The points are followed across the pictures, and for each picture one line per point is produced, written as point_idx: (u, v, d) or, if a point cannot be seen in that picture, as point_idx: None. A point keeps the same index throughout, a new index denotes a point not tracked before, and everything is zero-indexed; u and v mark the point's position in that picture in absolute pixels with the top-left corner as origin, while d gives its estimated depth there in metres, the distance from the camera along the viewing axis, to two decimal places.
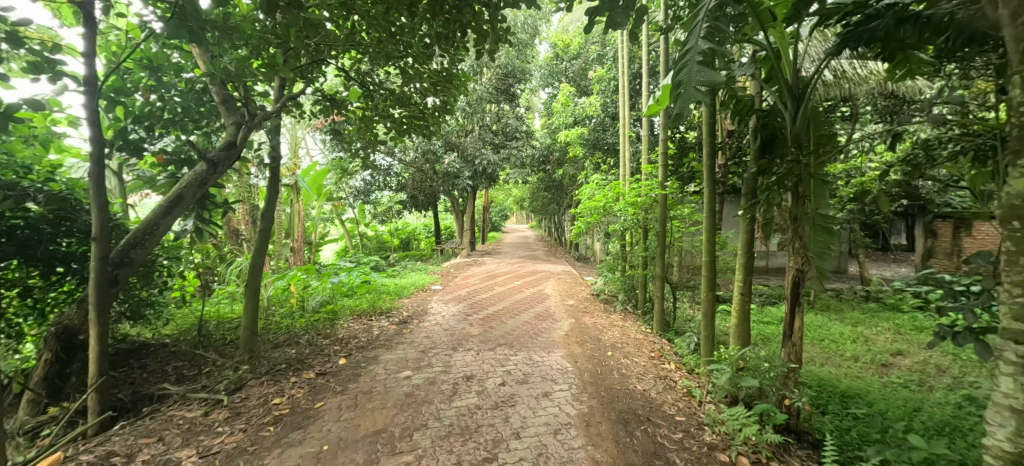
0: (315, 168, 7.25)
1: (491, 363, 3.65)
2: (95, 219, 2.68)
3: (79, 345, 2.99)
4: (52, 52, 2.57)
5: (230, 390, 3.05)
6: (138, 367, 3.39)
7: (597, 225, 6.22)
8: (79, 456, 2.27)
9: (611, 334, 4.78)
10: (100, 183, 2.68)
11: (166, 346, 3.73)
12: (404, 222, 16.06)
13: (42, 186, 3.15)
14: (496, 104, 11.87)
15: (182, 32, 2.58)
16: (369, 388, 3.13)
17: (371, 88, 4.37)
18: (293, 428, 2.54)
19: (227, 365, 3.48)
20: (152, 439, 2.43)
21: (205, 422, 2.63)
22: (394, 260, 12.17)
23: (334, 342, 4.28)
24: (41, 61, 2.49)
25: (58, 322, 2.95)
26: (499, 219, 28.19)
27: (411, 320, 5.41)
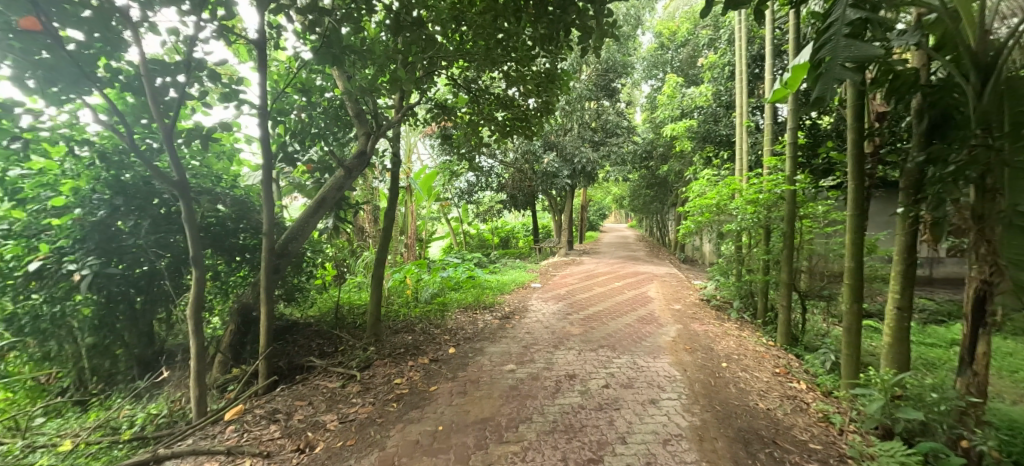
0: (426, 171, 7.87)
1: (594, 364, 3.60)
2: (266, 214, 3.24)
3: (252, 320, 3.67)
4: (236, 83, 3.17)
5: (361, 367, 3.48)
6: (292, 341, 4.04)
7: (709, 224, 5.74)
8: (254, 410, 2.79)
9: (725, 344, 4.38)
10: (269, 187, 3.24)
11: (311, 326, 4.38)
12: (504, 221, 16.60)
13: (229, 192, 4.00)
14: (596, 101, 11.65)
15: (328, 60, 2.99)
16: (477, 377, 3.32)
17: (478, 93, 4.61)
18: (413, 407, 2.80)
19: (358, 345, 3.97)
20: (304, 402, 2.88)
21: (343, 393, 3.03)
22: (495, 258, 12.67)
23: (444, 331, 4.62)
24: (230, 91, 3.09)
25: (239, 301, 3.65)
26: (596, 219, 27.70)
27: (513, 315, 5.59)
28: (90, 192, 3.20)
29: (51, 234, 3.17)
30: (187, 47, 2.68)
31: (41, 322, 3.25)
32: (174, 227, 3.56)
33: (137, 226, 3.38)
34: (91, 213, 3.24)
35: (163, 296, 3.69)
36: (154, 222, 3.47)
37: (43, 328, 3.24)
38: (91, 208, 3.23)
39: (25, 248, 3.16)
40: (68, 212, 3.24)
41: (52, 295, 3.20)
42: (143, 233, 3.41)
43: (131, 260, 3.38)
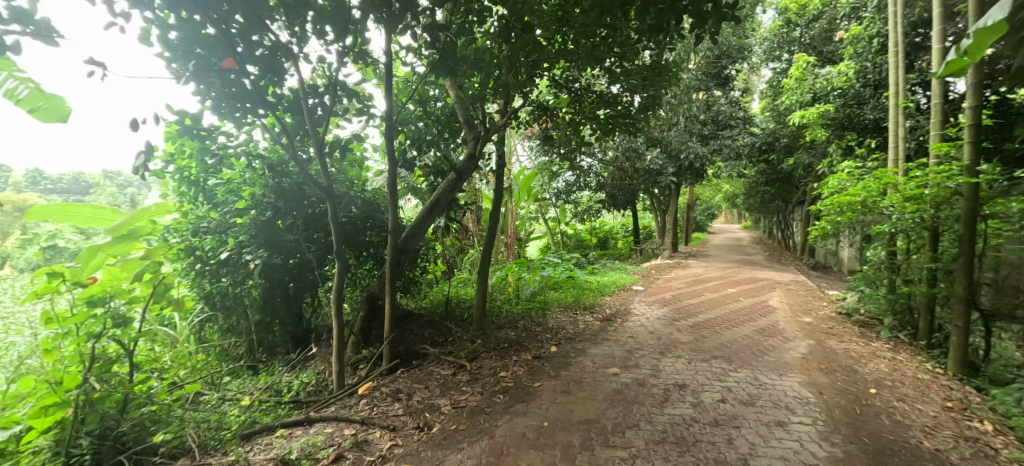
0: (525, 172, 8.05)
1: (708, 376, 3.34)
2: (391, 214, 3.62)
3: (378, 308, 4.13)
4: (368, 100, 3.59)
5: (469, 358, 3.69)
6: (410, 329, 4.46)
7: (851, 225, 4.92)
8: (381, 387, 3.14)
9: (873, 366, 3.72)
10: (394, 189, 3.60)
11: (426, 316, 4.79)
12: (602, 221, 16.24)
13: (361, 195, 4.55)
14: (706, 91, 10.77)
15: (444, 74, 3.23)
16: (580, 378, 3.30)
17: (581, 92, 4.55)
18: (518, 400, 2.90)
19: (466, 338, 4.23)
20: (422, 385, 3.16)
21: (455, 380, 3.26)
22: (593, 258, 12.45)
23: (545, 329, 4.69)
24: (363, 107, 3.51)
25: (368, 290, 4.14)
26: (704, 218, 25.66)
27: (614, 318, 5.45)
28: (261, 196, 3.89)
29: (235, 231, 3.93)
30: (332, 72, 3.11)
31: (227, 300, 4.06)
32: (320, 225, 4.17)
33: (294, 225, 4.03)
34: (262, 213, 3.93)
35: (311, 283, 4.35)
36: (306, 221, 4.10)
37: (229, 305, 4.07)
38: (263, 209, 3.93)
39: (218, 241, 3.94)
40: (246, 213, 3.98)
41: (235, 280, 3.96)
42: (298, 230, 4.05)
43: (290, 252, 4.04)
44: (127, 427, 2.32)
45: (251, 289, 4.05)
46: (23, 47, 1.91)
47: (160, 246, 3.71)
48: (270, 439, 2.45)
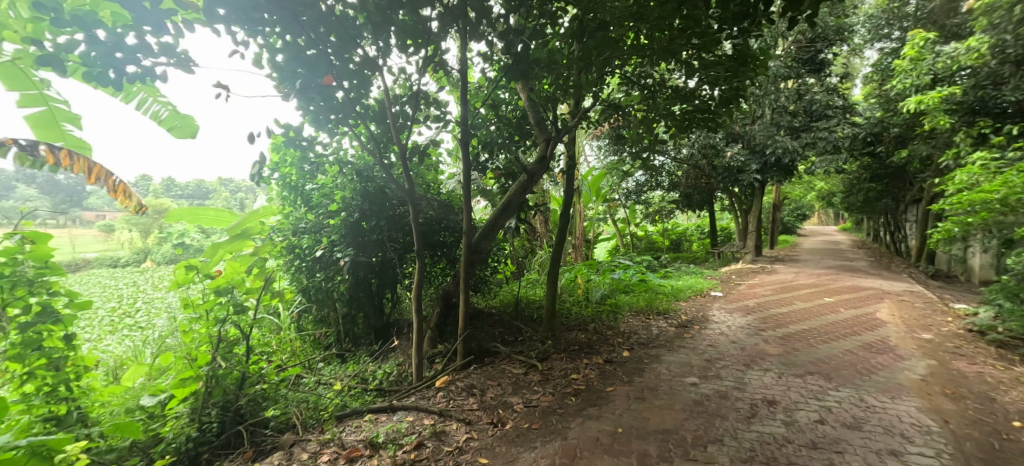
0: (594, 172, 7.91)
1: (802, 393, 3.04)
2: (465, 215, 3.76)
3: (452, 305, 4.30)
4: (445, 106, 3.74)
5: (539, 358, 3.70)
6: (481, 326, 4.58)
7: (985, 227, 4.19)
8: (456, 381, 3.27)
9: (1018, 395, 3.14)
10: (468, 191, 3.72)
11: (497, 315, 4.90)
12: (676, 222, 15.44)
13: (437, 197, 4.77)
14: (796, 78, 9.78)
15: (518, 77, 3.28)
16: (655, 385, 3.18)
17: (654, 87, 4.32)
18: (591, 404, 2.87)
19: (536, 338, 4.25)
20: (495, 382, 3.24)
21: (526, 379, 3.30)
22: (666, 261, 11.87)
23: (616, 333, 4.56)
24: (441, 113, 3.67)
25: (443, 288, 4.33)
26: (793, 219, 23.38)
27: (691, 324, 5.16)
28: (350, 199, 4.23)
29: (328, 231, 4.28)
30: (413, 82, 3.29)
31: (320, 293, 4.47)
32: (401, 225, 4.44)
33: (378, 226, 4.32)
34: (350, 215, 4.27)
35: (392, 279, 4.66)
36: (388, 222, 4.39)
37: (321, 297, 4.48)
38: (351, 211, 4.26)
39: (313, 240, 4.35)
40: (338, 215, 4.33)
41: (327, 275, 4.36)
42: (382, 230, 4.35)
43: (374, 251, 4.35)
44: (244, 401, 2.66)
45: (339, 284, 4.43)
46: (167, 74, 2.27)
47: (258, 244, 4.23)
48: (359, 422, 2.67)
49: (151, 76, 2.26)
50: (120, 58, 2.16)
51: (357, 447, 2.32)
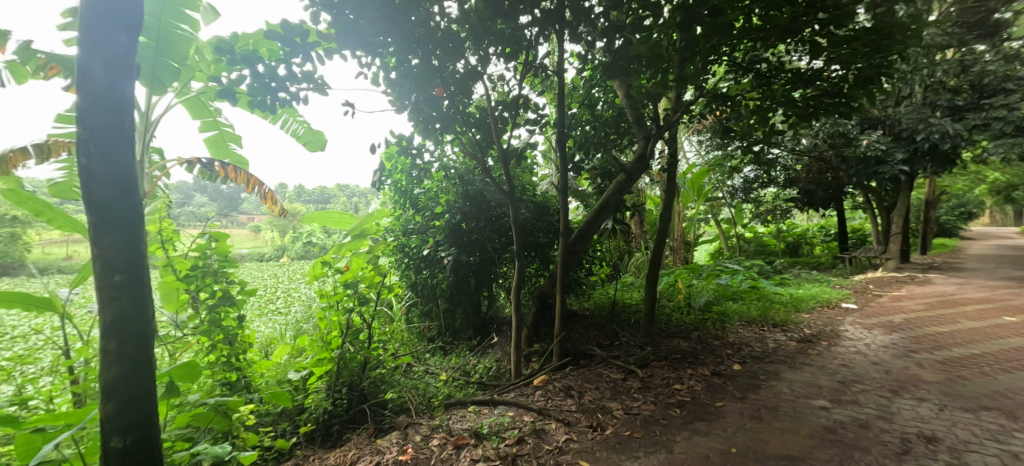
0: (695, 169, 7.40)
1: (975, 431, 2.50)
2: (561, 215, 3.76)
3: (548, 305, 4.35)
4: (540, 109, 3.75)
5: (639, 364, 3.55)
6: (576, 328, 4.54)
7: None
8: (553, 381, 3.29)
9: None
10: (564, 192, 3.72)
11: (592, 317, 4.81)
12: (793, 223, 13.70)
13: (534, 198, 4.83)
14: (959, 47, 8.05)
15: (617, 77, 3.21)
16: (775, 405, 2.86)
17: (770, 72, 3.70)
18: (698, 418, 2.69)
19: (634, 343, 4.09)
20: (592, 385, 3.20)
21: (625, 385, 3.21)
22: (782, 266, 10.57)
23: (725, 344, 4.20)
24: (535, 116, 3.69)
25: (539, 288, 4.39)
26: (953, 218, 19.29)
27: (816, 339, 4.54)
28: (453, 202, 4.49)
29: (434, 232, 4.60)
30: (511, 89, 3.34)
31: (425, 288, 4.83)
32: (499, 226, 4.61)
33: (477, 227, 4.54)
34: (453, 217, 4.53)
35: (490, 277, 4.87)
36: (487, 223, 4.58)
37: (426, 292, 4.83)
38: (453, 212, 4.53)
39: (421, 239, 4.71)
40: (442, 217, 4.62)
41: (433, 272, 4.69)
42: (481, 231, 4.55)
43: (475, 251, 4.57)
44: (367, 383, 2.99)
45: (442, 282, 4.74)
46: (307, 98, 2.65)
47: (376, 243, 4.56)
48: (464, 412, 2.83)
49: (296, 101, 2.65)
50: (274, 87, 2.56)
51: (463, 435, 2.47)
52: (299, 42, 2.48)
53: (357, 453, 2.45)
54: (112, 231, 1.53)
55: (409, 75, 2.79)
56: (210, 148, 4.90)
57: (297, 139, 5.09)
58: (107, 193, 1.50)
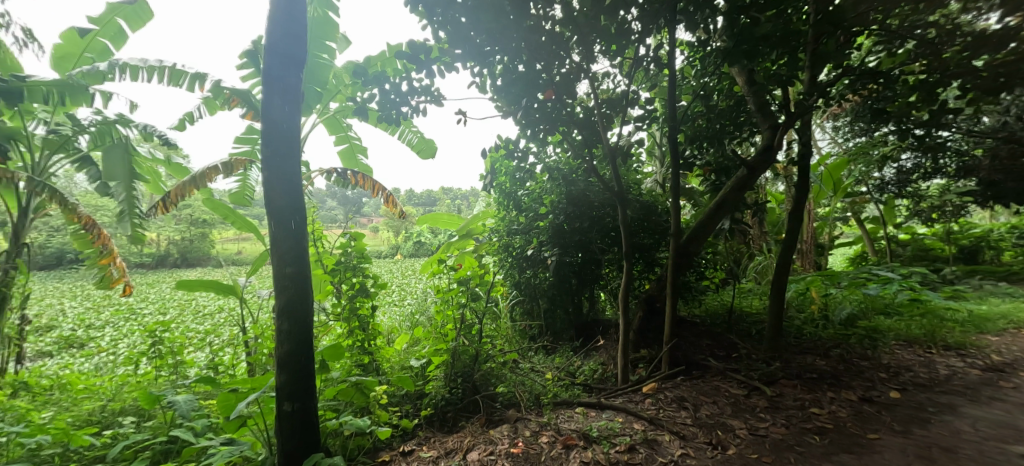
0: (833, 159, 6.41)
1: None
2: (673, 216, 3.53)
3: (656, 309, 4.14)
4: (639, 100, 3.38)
5: (764, 381, 3.19)
6: (688, 334, 4.24)
7: None
8: (664, 391, 3.11)
9: None
10: (676, 189, 3.49)
11: (705, 325, 4.44)
12: (969, 222, 11.09)
13: (640, 197, 4.60)
14: None
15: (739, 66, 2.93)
16: (952, 446, 2.34)
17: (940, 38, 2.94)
18: (844, 450, 2.32)
19: (757, 357, 3.68)
20: (709, 399, 2.96)
21: (748, 402, 2.91)
22: (954, 275, 8.62)
23: (877, 366, 3.56)
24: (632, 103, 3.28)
25: (646, 291, 4.19)
26: None
27: (1011, 369, 3.61)
28: (557, 202, 4.51)
29: (537, 232, 4.68)
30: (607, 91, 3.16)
31: (528, 287, 4.92)
32: (604, 225, 4.50)
33: (581, 228, 4.49)
34: (556, 217, 4.54)
35: (593, 278, 4.80)
36: (592, 222, 4.49)
37: (530, 291, 4.92)
38: (557, 212, 4.53)
39: (525, 239, 4.81)
40: (546, 217, 4.68)
41: (536, 271, 4.76)
42: (585, 231, 4.50)
43: (578, 251, 4.54)
44: (479, 374, 3.15)
45: (545, 281, 4.80)
46: (425, 110, 2.88)
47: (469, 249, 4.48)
48: (572, 413, 2.83)
49: (417, 113, 2.89)
50: (398, 101, 2.83)
51: (572, 436, 2.47)
52: (419, 59, 2.70)
53: (472, 440, 2.61)
54: (286, 233, 2.01)
55: (515, 81, 2.84)
56: (343, 159, 5.62)
57: (412, 147, 5.59)
58: (282, 209, 2.01)
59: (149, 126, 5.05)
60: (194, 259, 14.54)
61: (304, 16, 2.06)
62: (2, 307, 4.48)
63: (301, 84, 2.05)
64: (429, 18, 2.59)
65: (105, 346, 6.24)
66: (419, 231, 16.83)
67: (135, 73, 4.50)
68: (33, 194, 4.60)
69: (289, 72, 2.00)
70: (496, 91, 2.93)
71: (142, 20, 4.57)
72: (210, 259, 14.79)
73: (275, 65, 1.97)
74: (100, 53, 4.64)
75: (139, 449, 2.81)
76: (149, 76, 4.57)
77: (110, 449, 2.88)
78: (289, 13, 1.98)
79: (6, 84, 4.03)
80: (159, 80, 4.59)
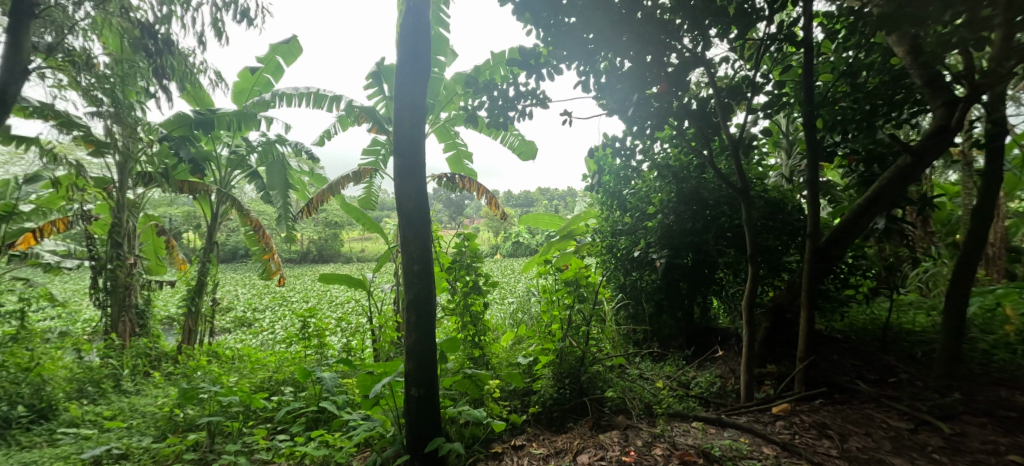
0: None
1: None
2: (809, 213, 3.08)
3: (786, 321, 3.66)
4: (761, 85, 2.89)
5: (937, 414, 2.63)
6: (827, 351, 3.67)
7: None
8: (800, 414, 2.75)
9: None
10: (813, 183, 3.04)
11: (851, 341, 3.79)
12: None
13: (765, 194, 4.07)
14: None
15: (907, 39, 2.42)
16: None
17: None
18: None
19: (925, 385, 3.04)
20: (860, 430, 2.53)
21: (915, 439, 2.41)
22: None
23: None
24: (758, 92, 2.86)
25: (773, 299, 3.72)
26: None
27: None
28: (667, 200, 4.21)
29: (644, 233, 4.44)
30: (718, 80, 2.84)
31: (635, 289, 4.70)
32: (720, 226, 4.08)
33: (693, 228, 4.14)
34: (666, 217, 4.24)
35: (706, 283, 4.42)
36: (707, 222, 4.09)
37: (636, 294, 4.70)
38: (667, 212, 4.22)
39: (630, 240, 4.59)
40: (654, 217, 4.39)
41: (642, 273, 4.51)
42: (698, 233, 4.13)
43: (690, 254, 4.19)
44: (586, 376, 3.09)
45: (652, 285, 4.54)
46: (532, 113, 2.91)
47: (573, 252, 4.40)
48: (688, 427, 2.66)
49: (523, 116, 2.94)
50: (505, 107, 2.91)
51: (689, 451, 2.32)
52: (527, 63, 2.75)
53: (581, 443, 2.60)
54: (414, 234, 2.23)
55: (622, 78, 2.72)
56: (450, 164, 6.01)
57: (513, 150, 5.76)
58: (411, 211, 2.23)
59: (299, 143, 5.98)
60: (328, 255, 16.97)
61: (428, 35, 2.26)
62: (199, 292, 5.65)
63: (425, 99, 2.26)
64: (536, 23, 2.64)
65: (267, 326, 7.58)
66: (517, 232, 17.68)
67: (289, 100, 5.35)
68: (221, 203, 5.73)
69: (414, 89, 2.22)
70: (601, 89, 2.82)
71: (294, 55, 5.43)
72: (340, 255, 17.14)
73: (405, 81, 2.20)
74: (264, 86, 5.61)
75: (297, 415, 3.34)
76: (299, 101, 5.39)
77: (276, 412, 3.47)
78: (414, 34, 2.19)
79: (204, 117, 5.12)
80: (307, 104, 5.39)
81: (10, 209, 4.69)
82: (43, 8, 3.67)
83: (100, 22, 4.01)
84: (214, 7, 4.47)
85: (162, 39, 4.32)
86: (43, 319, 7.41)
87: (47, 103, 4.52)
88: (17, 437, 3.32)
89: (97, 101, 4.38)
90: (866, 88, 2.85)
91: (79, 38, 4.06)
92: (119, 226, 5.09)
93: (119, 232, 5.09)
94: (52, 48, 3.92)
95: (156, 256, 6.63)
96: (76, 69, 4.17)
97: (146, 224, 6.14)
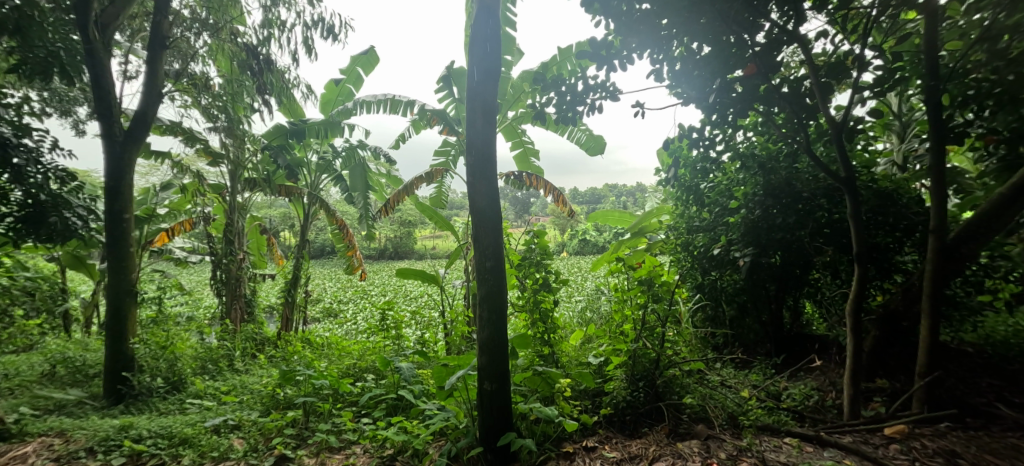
0: None
1: None
2: (933, 205, 2.66)
3: (901, 330, 3.19)
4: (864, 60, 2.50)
5: None
6: (956, 366, 3.16)
7: None
8: (921, 439, 2.39)
9: None
10: (938, 169, 2.61)
11: (989, 356, 3.21)
12: None
13: (873, 185, 3.55)
14: None
15: None
16: None
17: None
18: None
19: None
20: (1002, 460, 2.14)
21: None
22: None
23: None
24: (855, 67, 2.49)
25: (885, 306, 3.26)
26: None
27: None
28: (752, 194, 3.82)
29: (726, 229, 4.08)
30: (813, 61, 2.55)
31: (715, 290, 4.34)
32: (815, 221, 3.61)
33: (786, 224, 3.68)
34: (751, 211, 3.83)
35: (798, 285, 4.01)
36: (802, 217, 3.63)
37: (716, 296, 4.36)
38: (752, 206, 3.82)
39: (709, 237, 4.25)
40: (737, 212, 4.03)
41: (722, 273, 4.14)
42: (790, 229, 3.64)
43: (779, 253, 3.79)
44: (662, 381, 2.95)
45: (735, 284, 4.19)
46: (602, 106, 2.79)
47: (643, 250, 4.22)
48: (780, 443, 2.43)
49: (593, 110, 2.83)
50: (575, 101, 2.84)
51: None
52: (598, 55, 2.66)
53: (658, 450, 2.50)
54: (488, 231, 2.28)
55: (701, 64, 2.52)
56: (518, 162, 6.03)
57: (581, 146, 5.66)
58: (484, 208, 2.27)
59: (378, 148, 6.38)
60: (403, 252, 18.05)
61: (498, 33, 2.29)
62: (296, 284, 6.27)
63: (496, 98, 2.28)
64: (606, 11, 2.53)
65: (351, 317, 8.24)
66: (584, 230, 17.61)
67: (368, 106, 5.72)
68: (312, 204, 6.33)
69: (486, 89, 2.26)
70: (676, 77, 2.65)
71: (372, 65, 5.79)
72: (413, 252, 18.12)
73: (477, 80, 2.25)
74: (347, 95, 6.02)
75: (378, 400, 3.57)
76: (377, 108, 5.73)
77: (360, 397, 3.72)
78: (484, 34, 2.22)
79: (297, 126, 5.61)
80: (384, 110, 5.74)
81: (150, 212, 5.52)
82: (172, 40, 4.34)
83: (216, 48, 4.70)
84: (305, 26, 4.90)
85: (264, 58, 4.88)
86: (175, 304, 8.70)
87: (176, 121, 5.27)
88: (157, 404, 3.94)
89: (214, 117, 4.97)
90: (1010, 54, 2.35)
91: (199, 64, 4.72)
92: (231, 226, 5.79)
93: (231, 231, 5.80)
94: (179, 73, 4.58)
95: (259, 252, 7.44)
96: (198, 91, 4.72)
97: (252, 223, 6.92)
